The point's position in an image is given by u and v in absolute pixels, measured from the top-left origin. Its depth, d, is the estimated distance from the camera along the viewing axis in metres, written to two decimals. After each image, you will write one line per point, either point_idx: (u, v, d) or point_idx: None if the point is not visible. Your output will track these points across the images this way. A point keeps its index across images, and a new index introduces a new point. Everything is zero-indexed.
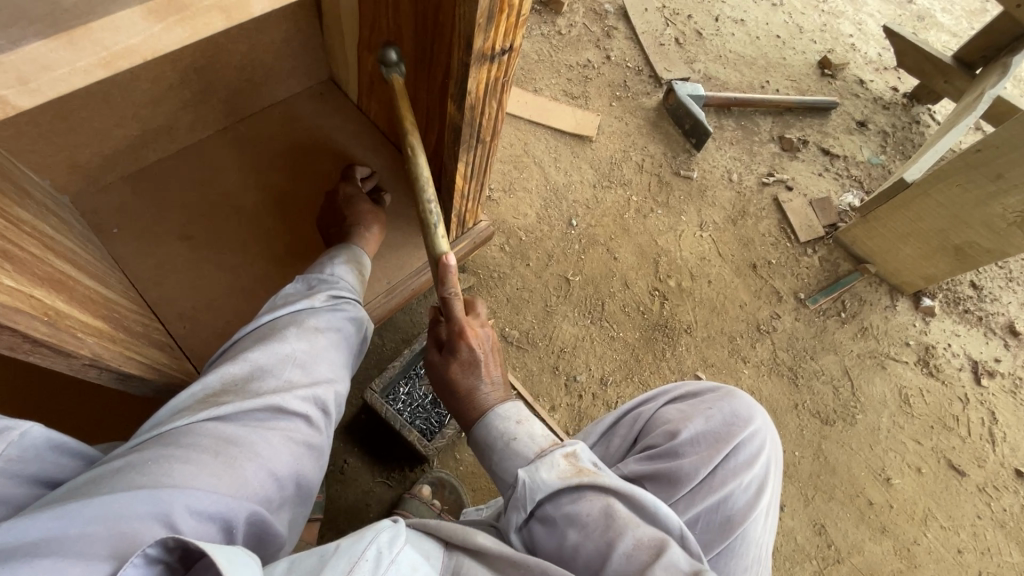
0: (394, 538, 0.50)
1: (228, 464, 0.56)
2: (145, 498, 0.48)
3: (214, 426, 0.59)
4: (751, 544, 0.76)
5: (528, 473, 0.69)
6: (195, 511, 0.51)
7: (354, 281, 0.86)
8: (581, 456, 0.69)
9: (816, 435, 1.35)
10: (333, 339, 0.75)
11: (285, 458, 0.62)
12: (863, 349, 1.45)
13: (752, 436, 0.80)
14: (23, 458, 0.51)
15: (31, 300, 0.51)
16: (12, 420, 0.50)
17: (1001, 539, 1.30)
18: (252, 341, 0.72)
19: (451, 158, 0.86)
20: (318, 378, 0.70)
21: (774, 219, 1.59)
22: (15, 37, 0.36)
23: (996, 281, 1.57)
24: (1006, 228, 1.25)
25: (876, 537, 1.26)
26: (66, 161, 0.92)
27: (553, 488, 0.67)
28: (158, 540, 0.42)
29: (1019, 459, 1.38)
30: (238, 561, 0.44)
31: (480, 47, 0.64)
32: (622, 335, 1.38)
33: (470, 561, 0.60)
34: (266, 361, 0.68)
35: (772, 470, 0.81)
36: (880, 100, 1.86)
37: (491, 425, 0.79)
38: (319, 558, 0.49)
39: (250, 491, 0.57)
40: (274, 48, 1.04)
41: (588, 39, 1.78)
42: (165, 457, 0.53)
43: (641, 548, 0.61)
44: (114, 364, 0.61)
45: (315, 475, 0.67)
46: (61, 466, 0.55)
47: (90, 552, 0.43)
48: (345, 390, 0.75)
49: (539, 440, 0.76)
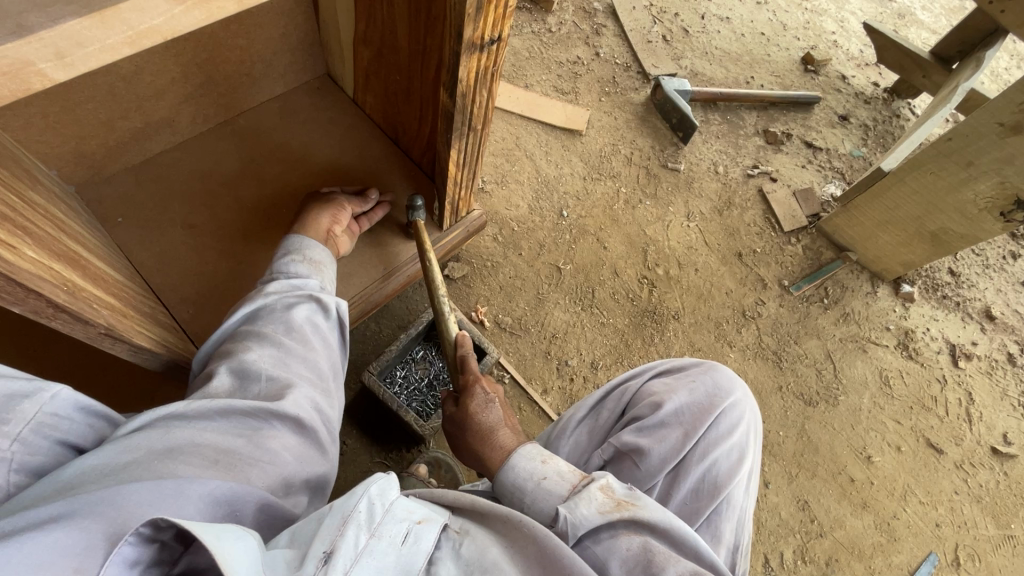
0: (383, 490, 0.53)
1: (229, 458, 0.57)
2: (146, 485, 0.49)
3: (209, 429, 0.58)
4: (734, 509, 0.80)
5: (567, 508, 0.66)
6: (198, 496, 0.51)
7: (311, 266, 0.87)
8: (616, 487, 0.68)
9: (799, 416, 1.39)
10: (311, 331, 0.77)
11: (289, 448, 0.63)
12: (845, 334, 1.50)
13: (734, 406, 0.85)
14: (58, 418, 0.53)
15: (51, 271, 0.54)
16: (43, 382, 0.53)
17: (977, 514, 1.35)
18: (231, 350, 0.71)
19: (444, 146, 0.90)
20: (307, 370, 0.72)
21: (759, 210, 1.64)
22: (54, 15, 0.38)
23: (973, 268, 1.63)
24: (978, 214, 1.30)
25: (857, 512, 1.31)
26: (72, 151, 0.95)
27: (594, 524, 0.64)
28: (148, 520, 0.42)
29: (994, 437, 1.43)
30: (228, 535, 0.45)
31: (469, 36, 0.68)
32: (612, 321, 1.42)
33: (474, 524, 0.59)
34: (251, 359, 0.69)
35: (752, 440, 0.86)
36: (862, 94, 1.92)
37: (516, 468, 0.75)
38: (317, 522, 0.51)
39: (257, 480, 0.57)
40: (272, 43, 1.07)
41: (577, 37, 1.83)
42: (166, 455, 0.53)
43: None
44: (127, 335, 0.65)
45: (322, 464, 0.68)
46: (86, 433, 0.56)
47: (95, 529, 0.43)
48: (333, 385, 0.76)
49: (570, 475, 0.72)
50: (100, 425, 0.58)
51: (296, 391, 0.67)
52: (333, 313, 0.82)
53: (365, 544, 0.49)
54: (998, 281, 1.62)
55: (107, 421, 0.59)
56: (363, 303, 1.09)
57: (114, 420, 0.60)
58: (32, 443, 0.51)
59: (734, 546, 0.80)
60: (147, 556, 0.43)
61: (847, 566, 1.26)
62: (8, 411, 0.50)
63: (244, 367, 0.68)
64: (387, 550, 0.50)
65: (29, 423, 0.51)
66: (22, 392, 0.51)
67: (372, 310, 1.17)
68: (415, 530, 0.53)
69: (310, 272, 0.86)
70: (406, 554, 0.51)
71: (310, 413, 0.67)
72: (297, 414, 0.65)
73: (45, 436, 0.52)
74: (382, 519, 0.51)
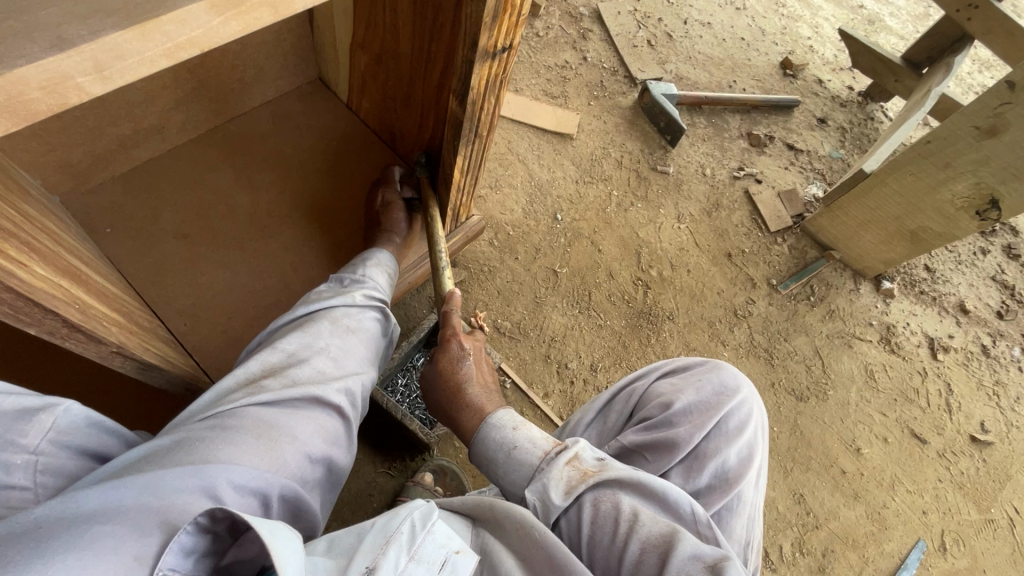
0: (426, 515, 0.51)
1: (270, 438, 0.57)
2: (189, 471, 0.49)
3: (256, 412, 0.58)
4: (746, 503, 0.80)
5: (535, 493, 0.68)
6: (233, 483, 0.51)
7: (384, 282, 0.87)
8: (584, 457, 0.69)
9: (792, 411, 1.43)
10: (372, 336, 0.78)
11: (325, 436, 0.63)
12: (832, 330, 1.55)
13: (740, 403, 0.86)
14: (73, 431, 0.51)
15: (60, 289, 0.52)
16: (54, 397, 0.51)
17: (960, 500, 1.41)
18: (284, 335, 0.72)
19: (450, 152, 0.89)
20: (357, 367, 0.73)
21: (746, 211, 1.68)
22: (94, 27, 0.36)
23: (947, 265, 1.70)
24: (955, 213, 1.36)
25: (849, 503, 1.35)
26: (58, 160, 0.91)
27: (562, 503, 0.66)
28: (206, 510, 0.41)
29: (972, 425, 1.50)
30: (280, 532, 0.43)
31: (484, 44, 0.68)
32: (609, 323, 1.44)
33: (494, 537, 0.59)
34: (316, 346, 0.69)
35: (759, 436, 0.86)
36: (837, 98, 1.98)
37: (489, 438, 0.78)
38: (358, 536, 0.51)
39: (290, 467, 0.57)
40: (265, 48, 1.05)
41: (565, 41, 1.84)
42: (214, 436, 0.54)
43: (650, 548, 0.59)
44: (136, 352, 0.62)
45: (347, 455, 0.67)
46: (105, 442, 0.55)
47: (143, 523, 0.43)
48: (371, 385, 0.75)
49: (542, 443, 0.73)
50: (110, 442, 0.55)
51: (341, 383, 0.68)
52: (390, 330, 0.84)
53: (405, 565, 0.48)
54: (970, 276, 1.70)
55: (118, 438, 0.57)
56: None
57: (122, 436, 0.57)
58: (54, 454, 0.49)
59: (744, 542, 0.81)
60: (201, 547, 0.42)
61: (843, 556, 1.30)
62: (25, 424, 0.48)
63: (307, 350, 0.68)
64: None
65: (47, 434, 0.49)
66: (34, 405, 0.49)
67: None
68: (452, 560, 0.50)
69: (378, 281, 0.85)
70: None
71: (347, 408, 0.67)
72: (338, 404, 0.66)
73: (64, 446, 0.50)
74: (423, 540, 0.49)
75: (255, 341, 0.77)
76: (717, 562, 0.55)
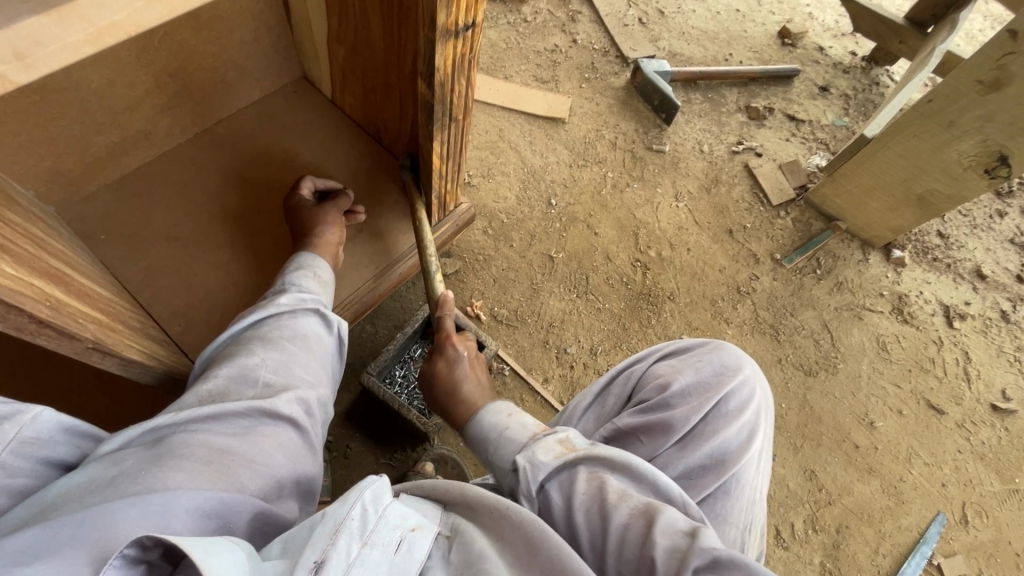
0: (377, 495, 0.51)
1: (221, 459, 0.55)
2: (133, 501, 0.47)
3: (203, 436, 0.57)
4: (745, 487, 0.74)
5: (525, 458, 0.67)
6: (186, 509, 0.49)
7: (315, 284, 0.87)
8: (577, 437, 0.68)
9: (800, 387, 1.40)
10: (315, 343, 0.78)
11: (282, 448, 0.61)
12: (841, 303, 1.51)
13: (743, 384, 0.80)
14: (38, 441, 0.51)
15: (32, 287, 0.53)
16: (23, 405, 0.51)
17: (981, 470, 1.36)
18: (219, 361, 0.70)
19: (426, 138, 0.89)
20: (305, 376, 0.72)
21: (746, 185, 1.64)
22: None
23: (961, 229, 1.64)
24: (963, 172, 1.30)
25: (864, 478, 1.32)
26: (48, 170, 0.93)
27: (552, 467, 0.65)
28: (133, 540, 0.40)
29: (993, 394, 1.44)
30: (218, 549, 0.43)
31: (444, 23, 0.67)
32: (608, 306, 1.42)
33: (466, 519, 0.57)
34: (252, 363, 0.68)
35: (764, 418, 0.80)
36: (840, 64, 1.92)
37: (482, 421, 0.77)
38: (310, 528, 0.49)
39: (250, 486, 0.55)
40: (246, 48, 1.05)
41: (553, 25, 1.82)
42: (159, 464, 0.51)
43: (636, 516, 0.57)
44: (115, 349, 0.63)
45: (311, 464, 0.66)
46: (71, 451, 0.54)
47: (75, 558, 0.41)
48: (325, 393, 0.74)
49: (532, 427, 0.73)
50: (86, 447, 0.56)
51: (290, 393, 0.67)
52: (336, 329, 0.83)
53: (358, 552, 0.47)
54: (987, 240, 1.63)
55: (89, 441, 0.56)
56: (356, 303, 1.08)
57: (95, 437, 0.57)
58: (13, 466, 0.49)
59: (744, 526, 0.74)
60: None
61: (857, 532, 1.27)
62: None
63: (244, 371, 0.67)
64: (380, 559, 0.48)
65: (9, 445, 0.49)
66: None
67: (365, 310, 1.16)
68: (408, 538, 0.51)
69: (317, 286, 0.87)
70: (399, 563, 0.49)
71: (302, 416, 0.66)
72: (291, 414, 0.65)
73: (27, 457, 0.50)
74: (375, 525, 0.49)
75: (193, 376, 0.74)
76: (694, 529, 0.55)
